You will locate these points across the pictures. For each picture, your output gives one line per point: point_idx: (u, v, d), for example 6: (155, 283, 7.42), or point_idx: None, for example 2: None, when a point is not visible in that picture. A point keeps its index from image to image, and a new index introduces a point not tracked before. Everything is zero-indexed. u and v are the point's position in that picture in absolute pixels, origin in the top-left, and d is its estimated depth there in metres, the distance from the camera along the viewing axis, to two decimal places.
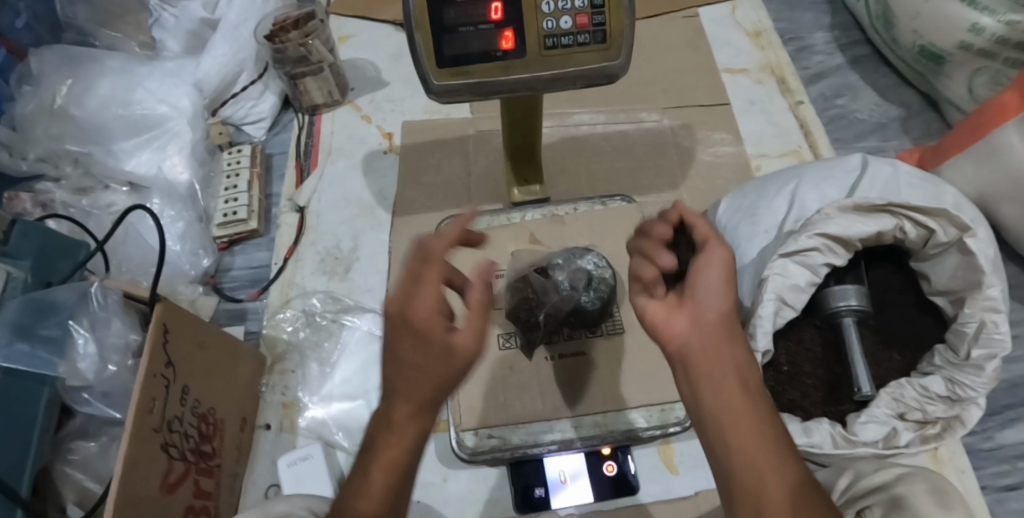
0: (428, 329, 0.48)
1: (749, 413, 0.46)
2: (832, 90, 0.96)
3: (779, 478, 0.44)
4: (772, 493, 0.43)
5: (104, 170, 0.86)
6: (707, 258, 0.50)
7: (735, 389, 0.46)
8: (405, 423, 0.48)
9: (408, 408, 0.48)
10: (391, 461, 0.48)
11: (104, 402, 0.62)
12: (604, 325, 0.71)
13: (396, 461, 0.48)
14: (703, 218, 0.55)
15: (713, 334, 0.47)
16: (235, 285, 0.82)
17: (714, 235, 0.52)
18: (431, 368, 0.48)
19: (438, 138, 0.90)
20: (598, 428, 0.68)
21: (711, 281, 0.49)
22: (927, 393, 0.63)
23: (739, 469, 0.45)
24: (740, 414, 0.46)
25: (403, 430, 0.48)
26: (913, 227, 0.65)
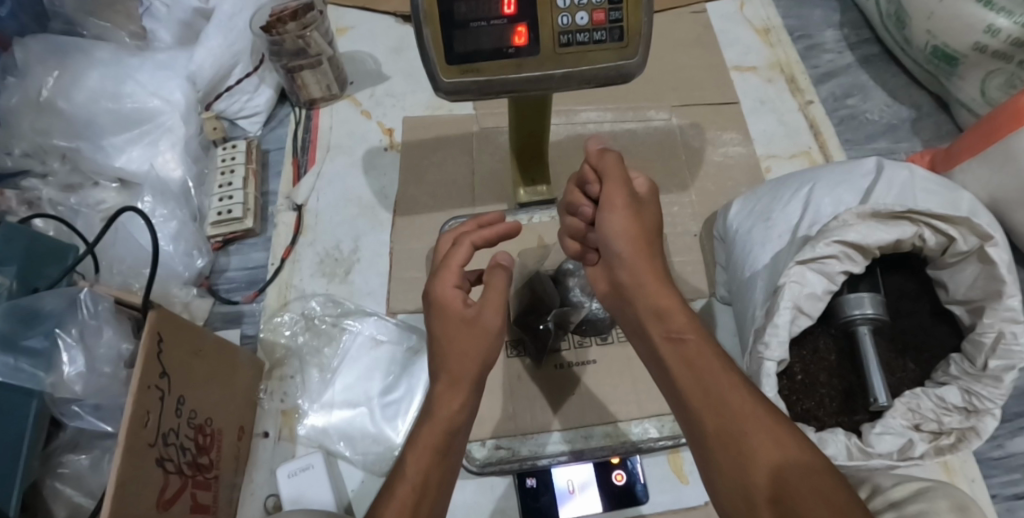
0: (450, 305, 0.53)
1: (673, 359, 0.50)
2: (842, 90, 0.94)
3: (717, 416, 0.46)
4: (708, 425, 0.47)
5: (93, 166, 0.82)
6: (606, 216, 0.54)
7: (660, 339, 0.51)
8: (450, 399, 0.51)
9: (443, 409, 0.51)
10: (433, 441, 0.50)
11: (96, 415, 0.59)
12: (614, 331, 0.71)
13: (439, 441, 0.51)
14: (613, 168, 0.56)
15: (632, 289, 0.53)
16: (231, 287, 0.80)
17: (610, 186, 0.55)
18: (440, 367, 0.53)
19: (441, 135, 0.88)
20: (609, 438, 0.66)
21: (615, 242, 0.53)
22: (943, 403, 0.61)
23: (684, 412, 0.49)
24: (668, 362, 0.50)
25: (426, 439, 0.51)
26: (933, 234, 0.63)
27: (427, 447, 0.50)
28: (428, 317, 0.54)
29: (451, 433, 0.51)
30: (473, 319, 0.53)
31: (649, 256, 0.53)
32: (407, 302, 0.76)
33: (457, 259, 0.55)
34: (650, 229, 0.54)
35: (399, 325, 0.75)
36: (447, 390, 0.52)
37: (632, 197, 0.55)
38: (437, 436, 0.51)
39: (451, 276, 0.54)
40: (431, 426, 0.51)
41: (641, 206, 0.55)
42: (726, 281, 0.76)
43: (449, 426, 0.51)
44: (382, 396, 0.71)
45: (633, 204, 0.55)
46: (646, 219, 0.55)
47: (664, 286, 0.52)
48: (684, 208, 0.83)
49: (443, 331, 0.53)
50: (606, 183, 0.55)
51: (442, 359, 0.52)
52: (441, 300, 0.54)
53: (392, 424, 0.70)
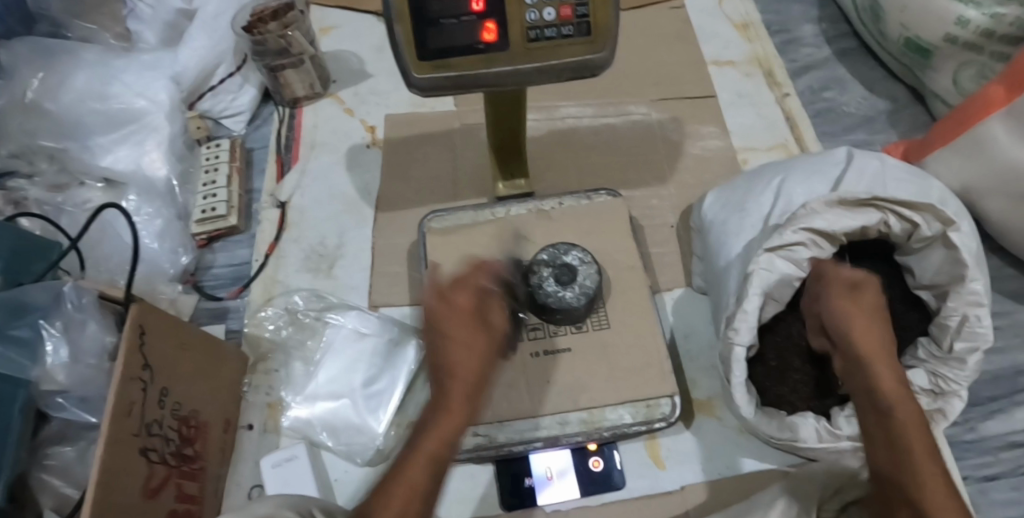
0: (464, 307, 0.52)
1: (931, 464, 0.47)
2: (819, 83, 0.96)
3: None
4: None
5: (79, 166, 0.83)
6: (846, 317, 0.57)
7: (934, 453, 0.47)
8: (425, 460, 0.46)
9: (449, 414, 0.48)
10: (408, 491, 0.44)
11: (81, 406, 0.60)
12: (590, 320, 0.67)
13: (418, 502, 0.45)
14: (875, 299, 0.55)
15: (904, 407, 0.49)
16: (216, 283, 0.81)
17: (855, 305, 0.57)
18: (456, 365, 0.49)
19: (424, 132, 0.89)
20: (584, 425, 0.63)
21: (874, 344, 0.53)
22: (910, 386, 0.62)
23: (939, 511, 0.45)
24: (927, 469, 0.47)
25: (436, 441, 0.47)
26: (898, 221, 0.64)
27: (403, 493, 0.44)
28: (447, 322, 0.51)
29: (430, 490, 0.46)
30: (488, 324, 0.52)
31: (880, 336, 0.55)
32: (390, 297, 0.78)
33: (458, 318, 0.51)
34: (869, 314, 0.56)
35: (381, 319, 0.76)
36: (459, 386, 0.49)
37: (843, 290, 0.58)
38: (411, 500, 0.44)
39: (457, 346, 0.50)
40: (406, 484, 0.45)
41: (851, 295, 0.57)
42: (702, 270, 0.77)
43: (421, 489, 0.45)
44: (366, 387, 0.71)
45: (868, 291, 0.57)
46: (869, 302, 0.57)
47: (890, 358, 0.54)
48: (662, 201, 0.84)
49: (457, 332, 0.51)
50: (854, 282, 0.58)
51: (449, 354, 0.50)
52: (456, 300, 0.52)
53: (375, 415, 0.70)
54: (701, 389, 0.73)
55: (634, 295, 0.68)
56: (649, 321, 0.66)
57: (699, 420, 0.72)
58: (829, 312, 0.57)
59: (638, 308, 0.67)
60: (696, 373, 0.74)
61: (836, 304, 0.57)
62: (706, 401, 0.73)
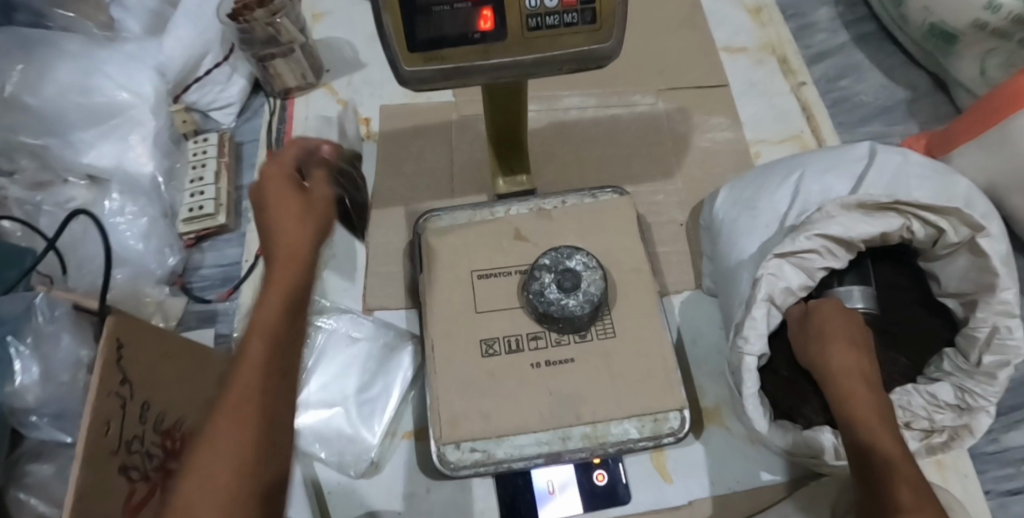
0: (279, 180, 0.50)
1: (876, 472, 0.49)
2: (835, 70, 0.91)
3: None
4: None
5: (62, 163, 0.80)
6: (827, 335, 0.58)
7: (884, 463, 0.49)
8: (252, 374, 0.40)
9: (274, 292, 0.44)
10: (232, 406, 0.39)
11: (55, 424, 0.56)
12: (593, 328, 0.63)
13: (257, 421, 0.39)
14: (832, 321, 0.59)
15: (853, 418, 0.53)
16: (205, 284, 0.78)
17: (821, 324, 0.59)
18: (287, 239, 0.47)
19: (419, 124, 0.85)
20: (587, 440, 0.59)
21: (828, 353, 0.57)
22: (935, 401, 0.59)
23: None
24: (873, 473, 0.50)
25: (263, 324, 0.42)
26: (922, 227, 0.60)
27: (239, 398, 0.39)
28: (266, 203, 0.49)
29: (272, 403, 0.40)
30: (308, 196, 0.50)
31: (857, 365, 0.57)
32: (384, 299, 0.75)
33: (281, 187, 0.50)
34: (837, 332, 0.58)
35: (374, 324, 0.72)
36: (285, 262, 0.46)
37: (811, 321, 0.60)
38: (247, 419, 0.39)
39: (284, 226, 0.48)
40: (233, 402, 0.39)
41: (821, 326, 0.59)
42: (712, 272, 0.73)
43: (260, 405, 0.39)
44: (359, 393, 0.68)
45: (840, 319, 0.59)
46: (841, 330, 0.58)
47: (864, 384, 0.55)
48: (669, 197, 0.80)
49: (279, 201, 0.49)
50: (821, 311, 0.60)
51: (274, 231, 0.47)
52: (270, 176, 0.50)
53: (368, 425, 0.67)
54: (708, 396, 0.70)
55: (639, 298, 0.64)
56: (658, 329, 0.62)
57: (708, 430, 0.68)
58: (798, 347, 0.60)
59: (644, 313, 0.63)
60: (704, 380, 0.71)
61: (809, 336, 0.59)
62: (714, 409, 0.69)
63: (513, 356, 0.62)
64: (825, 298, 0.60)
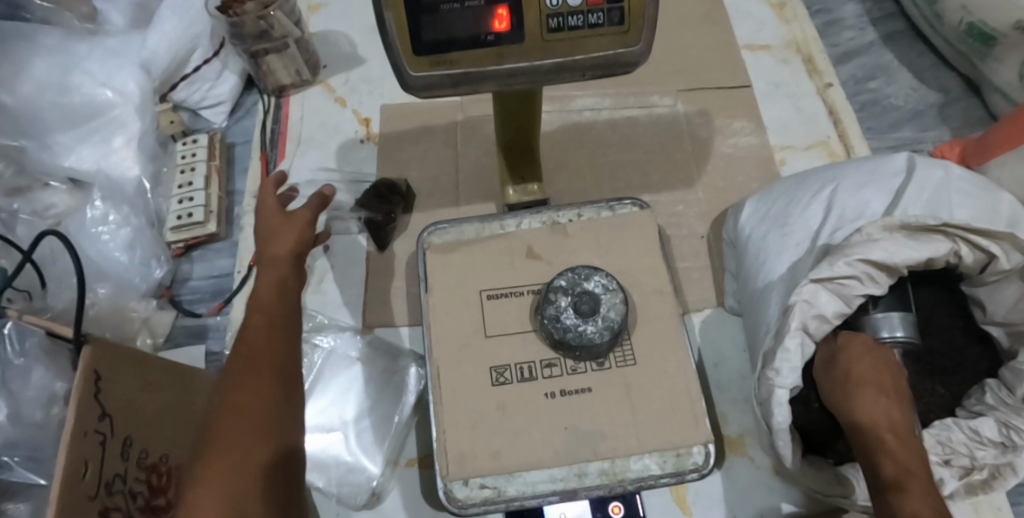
0: (267, 202, 0.57)
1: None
2: (864, 71, 0.86)
3: None
4: None
5: (41, 166, 0.75)
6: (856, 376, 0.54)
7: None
8: (264, 324, 0.47)
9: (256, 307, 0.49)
10: (245, 358, 0.45)
11: (27, 464, 0.51)
12: (613, 355, 0.58)
13: (268, 366, 0.45)
14: (863, 361, 0.54)
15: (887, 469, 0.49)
16: (194, 298, 0.73)
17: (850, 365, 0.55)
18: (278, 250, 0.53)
19: (423, 126, 0.80)
20: (605, 476, 0.55)
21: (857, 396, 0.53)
22: (977, 437, 0.56)
23: None
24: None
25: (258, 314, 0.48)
26: (970, 251, 0.55)
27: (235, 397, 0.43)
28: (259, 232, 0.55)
29: (281, 352, 0.46)
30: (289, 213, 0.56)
31: (889, 409, 0.52)
32: (386, 316, 0.70)
33: (269, 210, 0.56)
34: (869, 374, 0.54)
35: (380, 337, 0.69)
36: (268, 267, 0.52)
37: (838, 361, 0.56)
38: (264, 358, 0.45)
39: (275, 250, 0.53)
40: (246, 350, 0.45)
41: (847, 365, 0.55)
42: (735, 291, 0.69)
43: (270, 343, 0.46)
44: (359, 420, 0.64)
45: (869, 358, 0.54)
46: (869, 372, 0.54)
47: (898, 433, 0.50)
48: (689, 207, 0.75)
49: (265, 224, 0.55)
50: (848, 350, 0.55)
51: (265, 245, 0.54)
52: (261, 204, 0.57)
53: (369, 454, 0.63)
54: (731, 424, 0.66)
55: (661, 324, 0.59)
56: (681, 356, 0.58)
57: (730, 461, 0.64)
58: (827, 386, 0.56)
59: (667, 342, 0.59)
60: (727, 406, 0.67)
61: (837, 377, 0.55)
62: (737, 438, 0.65)
63: (525, 384, 0.57)
64: (851, 336, 0.56)
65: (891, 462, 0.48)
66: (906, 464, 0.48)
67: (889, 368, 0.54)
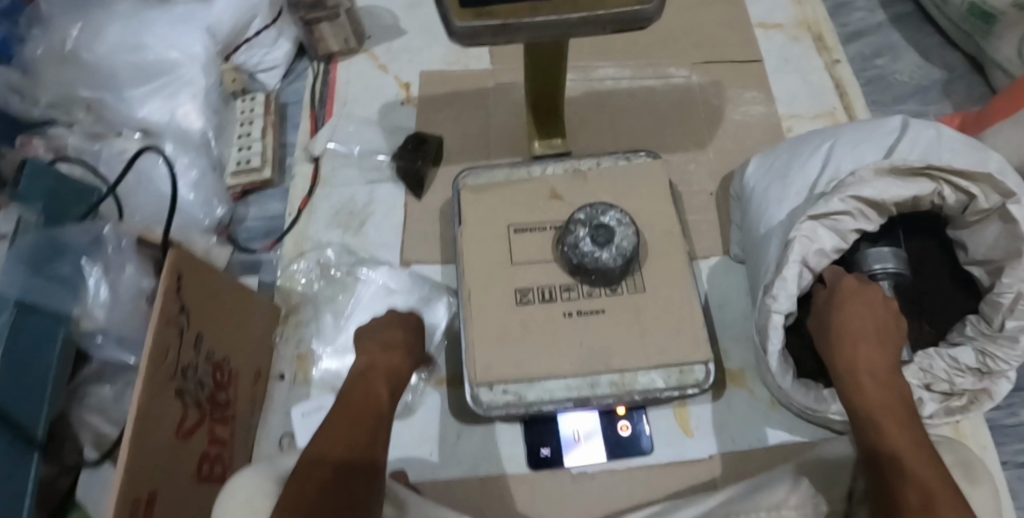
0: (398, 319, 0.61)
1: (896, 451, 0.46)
2: (871, 50, 0.92)
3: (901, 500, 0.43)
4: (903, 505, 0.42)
5: (117, 118, 0.84)
6: (846, 319, 0.56)
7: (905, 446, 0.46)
8: (362, 387, 0.52)
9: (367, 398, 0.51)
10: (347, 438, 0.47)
11: (119, 346, 0.61)
12: (624, 282, 0.65)
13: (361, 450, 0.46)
14: (848, 307, 0.57)
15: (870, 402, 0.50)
16: (250, 236, 0.82)
17: (839, 313, 0.57)
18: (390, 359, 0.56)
19: (459, 90, 0.88)
20: (614, 387, 0.62)
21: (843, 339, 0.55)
22: (956, 364, 0.61)
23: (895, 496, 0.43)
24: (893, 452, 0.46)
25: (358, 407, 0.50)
26: (953, 192, 0.62)
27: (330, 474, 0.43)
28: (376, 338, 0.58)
29: (368, 408, 0.50)
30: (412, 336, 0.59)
31: (872, 355, 0.54)
32: (421, 255, 0.78)
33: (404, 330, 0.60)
34: (859, 325, 0.56)
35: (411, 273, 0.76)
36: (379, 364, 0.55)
37: (829, 311, 0.58)
38: (360, 415, 0.49)
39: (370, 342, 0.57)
40: (347, 408, 0.49)
41: (836, 309, 0.58)
42: (740, 240, 0.75)
43: (370, 404, 0.50)
44: None
45: (856, 306, 0.57)
46: (854, 317, 0.56)
47: (881, 374, 0.52)
48: (701, 166, 0.82)
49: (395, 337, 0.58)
50: (840, 294, 0.59)
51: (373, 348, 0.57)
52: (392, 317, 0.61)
53: None
54: (733, 359, 0.72)
55: (669, 258, 0.66)
56: (686, 286, 0.64)
57: (730, 389, 0.70)
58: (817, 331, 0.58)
59: (674, 274, 0.65)
60: (729, 344, 0.73)
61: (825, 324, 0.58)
62: (737, 371, 0.71)
63: (545, 304, 0.64)
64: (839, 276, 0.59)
65: (875, 404, 0.50)
66: (885, 402, 0.50)
67: (878, 313, 0.56)
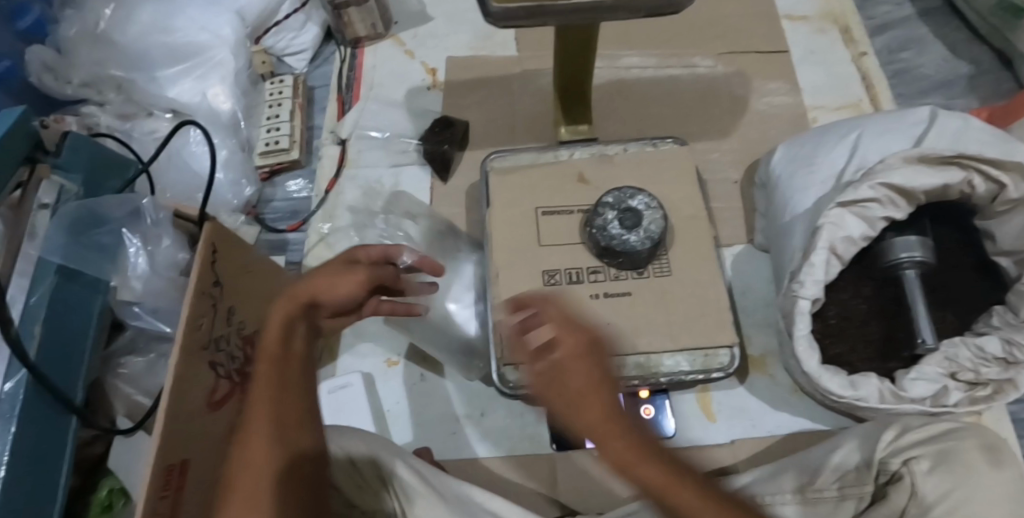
0: (375, 251, 0.55)
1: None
2: (897, 43, 0.92)
3: None
4: None
5: (147, 97, 0.85)
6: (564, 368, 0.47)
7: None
8: (268, 382, 0.45)
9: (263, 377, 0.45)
10: (270, 394, 0.44)
11: (154, 316, 0.63)
12: (650, 266, 0.65)
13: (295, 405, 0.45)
14: (583, 353, 0.46)
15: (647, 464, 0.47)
16: (277, 216, 0.83)
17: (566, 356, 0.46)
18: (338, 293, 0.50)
19: (484, 75, 0.88)
20: (639, 369, 0.63)
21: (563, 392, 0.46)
22: (982, 353, 0.61)
23: None
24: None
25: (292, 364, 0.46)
26: (983, 182, 0.62)
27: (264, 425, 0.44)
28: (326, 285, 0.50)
29: (287, 399, 0.45)
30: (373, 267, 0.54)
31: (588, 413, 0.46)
32: None
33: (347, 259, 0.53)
34: (581, 371, 0.46)
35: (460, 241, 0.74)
36: (296, 317, 0.48)
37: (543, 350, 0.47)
38: (277, 388, 0.45)
39: (580, 368, 0.47)
40: (266, 406, 0.44)
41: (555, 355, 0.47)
42: (764, 228, 0.75)
43: (296, 355, 0.47)
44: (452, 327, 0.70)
45: (580, 354, 0.46)
46: (578, 372, 0.46)
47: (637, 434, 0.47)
48: (725, 155, 0.82)
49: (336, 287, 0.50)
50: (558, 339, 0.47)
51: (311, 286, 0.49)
52: (343, 257, 0.53)
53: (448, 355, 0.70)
54: (755, 346, 0.72)
55: (694, 243, 0.66)
56: (711, 270, 0.65)
57: (753, 377, 0.70)
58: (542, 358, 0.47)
59: (698, 258, 0.66)
60: (752, 330, 0.73)
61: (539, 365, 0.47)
62: (759, 358, 0.71)
63: (573, 286, 0.65)
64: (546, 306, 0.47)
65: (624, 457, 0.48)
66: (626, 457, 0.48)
67: (586, 354, 0.47)
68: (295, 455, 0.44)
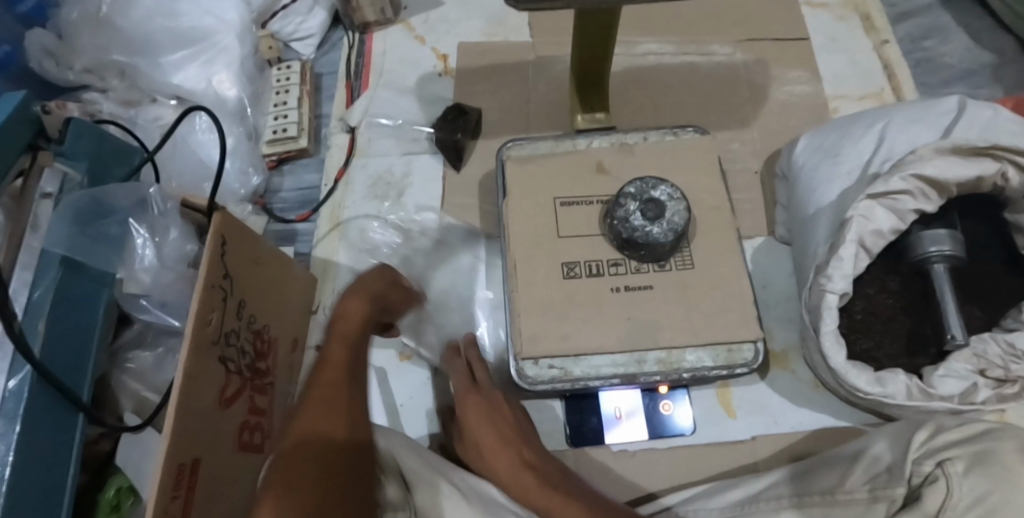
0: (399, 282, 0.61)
1: None
2: (919, 31, 0.90)
3: None
4: None
5: (150, 83, 0.82)
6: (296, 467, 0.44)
7: None
8: (334, 369, 0.49)
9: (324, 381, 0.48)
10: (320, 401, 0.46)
11: (162, 310, 0.61)
12: (673, 259, 0.63)
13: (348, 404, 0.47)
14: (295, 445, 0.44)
15: None
16: (284, 206, 0.81)
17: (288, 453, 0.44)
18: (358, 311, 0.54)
19: (497, 62, 0.86)
20: (661, 365, 0.61)
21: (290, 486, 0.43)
22: (1013, 350, 0.59)
23: None
24: None
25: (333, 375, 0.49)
26: (1017, 173, 0.60)
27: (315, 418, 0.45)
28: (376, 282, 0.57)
29: (341, 396, 0.47)
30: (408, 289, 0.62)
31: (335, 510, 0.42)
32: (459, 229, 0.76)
33: (387, 282, 0.59)
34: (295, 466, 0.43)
35: (471, 241, 0.75)
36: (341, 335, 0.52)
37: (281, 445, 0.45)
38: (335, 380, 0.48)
39: (477, 425, 0.56)
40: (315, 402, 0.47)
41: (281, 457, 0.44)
42: (786, 220, 0.73)
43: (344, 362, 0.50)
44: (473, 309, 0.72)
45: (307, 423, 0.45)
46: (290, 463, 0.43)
47: None
48: (745, 145, 0.80)
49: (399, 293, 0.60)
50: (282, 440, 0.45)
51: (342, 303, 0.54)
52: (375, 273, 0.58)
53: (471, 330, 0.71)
54: (776, 340, 0.70)
55: (718, 236, 0.64)
56: (735, 263, 0.63)
57: (774, 372, 0.69)
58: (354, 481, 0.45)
59: (723, 251, 0.64)
60: (773, 324, 0.71)
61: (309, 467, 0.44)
62: (781, 353, 0.70)
63: (593, 280, 0.63)
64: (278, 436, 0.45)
65: None
66: None
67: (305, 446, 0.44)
68: (329, 439, 0.45)
